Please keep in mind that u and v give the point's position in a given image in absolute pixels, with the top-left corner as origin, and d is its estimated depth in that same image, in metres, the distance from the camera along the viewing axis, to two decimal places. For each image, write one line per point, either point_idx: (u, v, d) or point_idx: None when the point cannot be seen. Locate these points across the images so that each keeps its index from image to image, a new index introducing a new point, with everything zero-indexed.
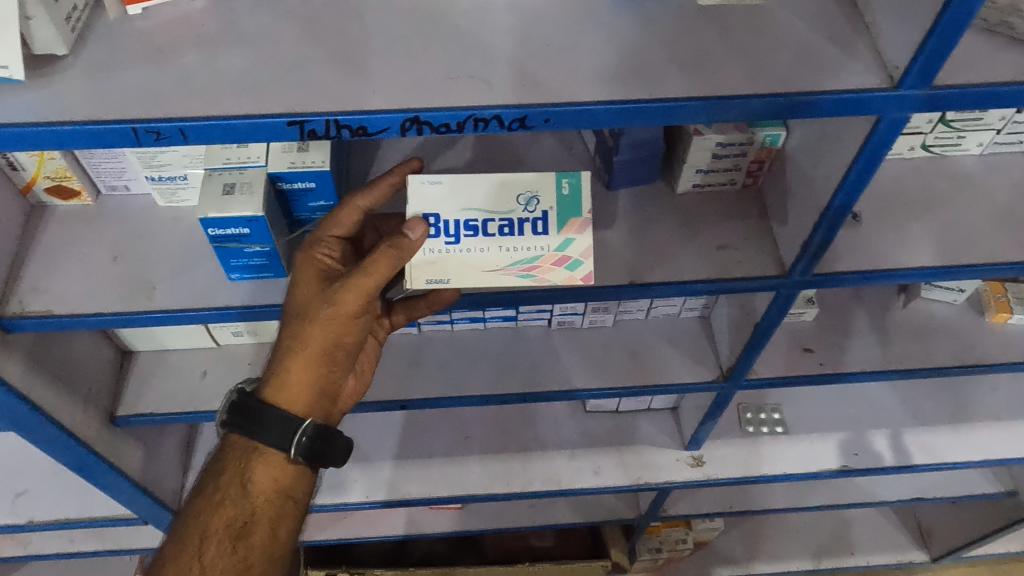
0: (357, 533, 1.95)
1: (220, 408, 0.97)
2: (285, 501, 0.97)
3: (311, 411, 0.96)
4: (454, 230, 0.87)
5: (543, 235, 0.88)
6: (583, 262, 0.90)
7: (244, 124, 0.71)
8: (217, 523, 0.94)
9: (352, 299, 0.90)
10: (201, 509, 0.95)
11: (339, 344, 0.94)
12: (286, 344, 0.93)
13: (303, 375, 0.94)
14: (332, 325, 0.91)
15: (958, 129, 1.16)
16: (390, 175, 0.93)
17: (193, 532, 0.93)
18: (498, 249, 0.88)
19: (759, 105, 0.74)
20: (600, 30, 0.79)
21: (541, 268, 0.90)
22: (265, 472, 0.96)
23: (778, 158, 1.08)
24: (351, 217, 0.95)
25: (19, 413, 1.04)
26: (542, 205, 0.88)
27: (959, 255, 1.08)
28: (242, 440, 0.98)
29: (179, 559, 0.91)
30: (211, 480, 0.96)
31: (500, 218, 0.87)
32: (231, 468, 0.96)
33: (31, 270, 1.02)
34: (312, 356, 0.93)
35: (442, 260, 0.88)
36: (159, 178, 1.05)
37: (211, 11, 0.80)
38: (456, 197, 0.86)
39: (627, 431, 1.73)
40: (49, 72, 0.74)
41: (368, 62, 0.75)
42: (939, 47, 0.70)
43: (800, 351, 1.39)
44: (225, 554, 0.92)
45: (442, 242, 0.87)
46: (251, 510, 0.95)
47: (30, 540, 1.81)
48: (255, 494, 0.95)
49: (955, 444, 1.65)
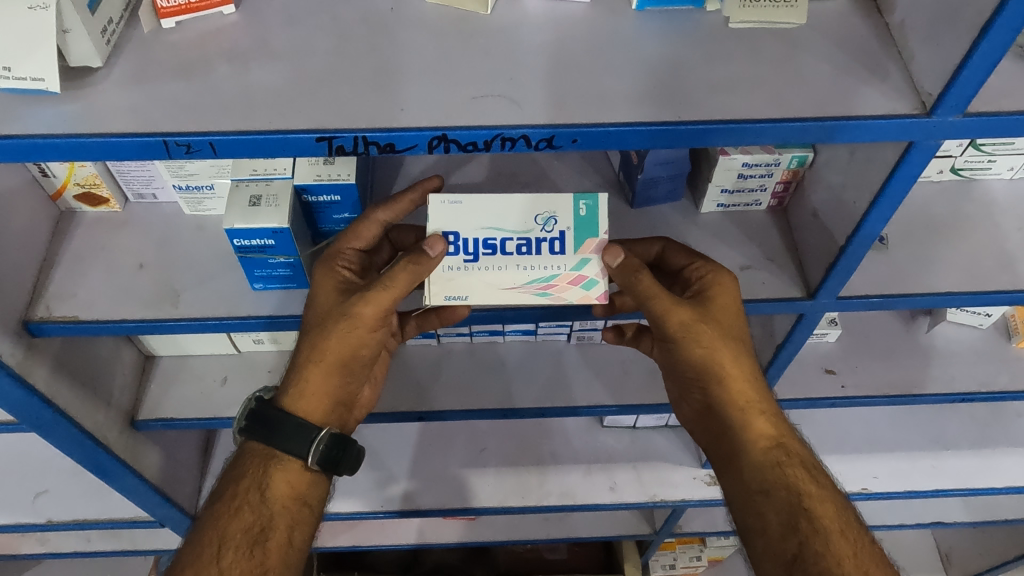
0: (370, 540, 1.96)
1: (236, 416, 0.96)
2: (303, 509, 0.97)
3: (327, 420, 0.98)
4: (473, 248, 0.87)
5: (560, 254, 0.87)
6: (599, 281, 0.88)
7: (275, 140, 0.71)
8: (235, 528, 0.93)
9: (370, 311, 0.90)
10: (219, 514, 0.94)
11: (356, 354, 0.95)
12: (304, 354, 0.94)
13: (321, 384, 0.95)
14: (349, 335, 0.92)
15: (989, 153, 1.14)
16: (411, 192, 0.93)
17: (210, 537, 0.92)
18: (514, 268, 0.87)
19: (791, 130, 0.73)
20: (628, 51, 0.79)
21: (557, 287, 0.88)
22: (283, 479, 0.96)
23: (805, 179, 1.06)
24: (371, 230, 0.94)
25: (42, 416, 1.05)
26: (560, 225, 0.87)
27: (986, 282, 1.07)
28: (261, 448, 0.97)
29: (199, 561, 0.90)
30: (229, 487, 0.95)
31: (517, 238, 0.87)
32: (251, 473, 0.96)
33: (59, 276, 1.04)
34: (330, 366, 0.94)
35: (457, 278, 0.88)
36: (186, 187, 1.06)
37: (244, 26, 0.81)
38: (477, 217, 0.87)
39: (644, 448, 1.72)
40: (84, 83, 0.75)
41: (397, 78, 0.76)
42: (973, 75, 0.69)
43: (822, 372, 1.38)
44: (243, 559, 0.91)
45: (461, 259, 0.87)
46: (268, 516, 0.94)
47: (48, 538, 1.83)
48: (272, 500, 0.95)
49: (979, 471, 1.62)
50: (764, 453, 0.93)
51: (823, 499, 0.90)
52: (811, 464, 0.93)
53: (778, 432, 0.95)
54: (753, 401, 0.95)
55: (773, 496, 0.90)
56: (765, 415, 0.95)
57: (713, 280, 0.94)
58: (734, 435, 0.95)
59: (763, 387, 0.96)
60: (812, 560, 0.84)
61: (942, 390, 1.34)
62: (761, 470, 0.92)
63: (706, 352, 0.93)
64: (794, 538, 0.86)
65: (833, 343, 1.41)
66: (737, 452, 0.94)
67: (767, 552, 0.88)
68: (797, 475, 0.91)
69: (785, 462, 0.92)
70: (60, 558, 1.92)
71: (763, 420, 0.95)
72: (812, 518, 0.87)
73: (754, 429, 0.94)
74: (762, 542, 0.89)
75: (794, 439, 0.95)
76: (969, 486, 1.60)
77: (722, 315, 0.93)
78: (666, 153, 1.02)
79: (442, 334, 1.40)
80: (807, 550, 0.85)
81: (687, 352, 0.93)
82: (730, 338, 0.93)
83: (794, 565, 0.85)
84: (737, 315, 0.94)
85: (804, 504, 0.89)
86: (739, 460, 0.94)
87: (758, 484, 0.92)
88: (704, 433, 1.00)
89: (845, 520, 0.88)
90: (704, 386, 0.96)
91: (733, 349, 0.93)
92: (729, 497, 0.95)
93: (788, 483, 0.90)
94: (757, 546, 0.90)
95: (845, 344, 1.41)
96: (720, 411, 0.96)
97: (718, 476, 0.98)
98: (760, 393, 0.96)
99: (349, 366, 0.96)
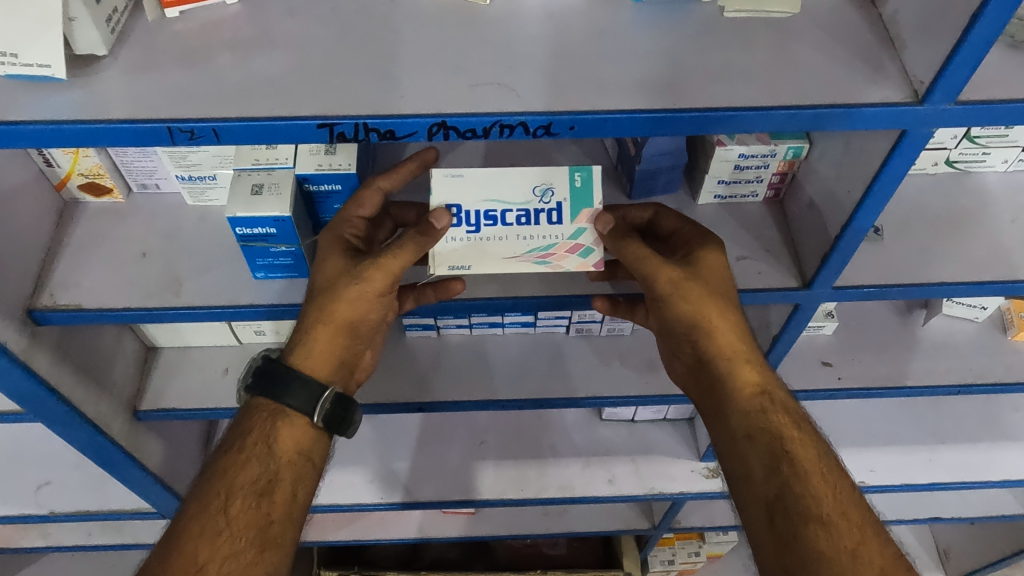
0: (370, 534, 1.97)
1: (244, 373, 0.99)
2: (306, 464, 0.98)
3: (333, 378, 1.00)
4: (475, 220, 0.90)
5: (558, 224, 0.90)
6: (594, 250, 0.92)
7: (277, 126, 0.73)
8: (243, 480, 0.93)
9: (380, 279, 0.92)
10: (226, 466, 0.93)
11: (362, 318, 0.97)
12: (312, 316, 0.95)
13: (329, 345, 0.97)
14: (357, 300, 0.94)
15: (983, 145, 1.16)
16: (411, 162, 0.97)
17: (218, 488, 0.91)
18: (514, 238, 0.90)
19: (785, 118, 0.75)
20: (625, 40, 0.81)
21: (555, 256, 0.91)
22: (290, 434, 0.97)
23: (800, 171, 1.08)
24: (374, 199, 0.96)
25: (46, 403, 1.06)
26: (557, 196, 0.90)
27: (980, 271, 1.08)
28: (267, 404, 0.98)
29: (204, 512, 0.89)
30: (235, 441, 0.95)
31: (517, 209, 0.89)
32: (258, 428, 0.96)
33: (63, 265, 1.05)
34: (338, 327, 0.96)
35: (460, 248, 0.90)
36: (189, 177, 1.08)
37: (246, 16, 0.83)
38: (478, 189, 0.89)
39: (642, 441, 1.74)
40: (89, 71, 0.76)
41: (397, 67, 0.77)
42: (964, 63, 0.71)
43: (819, 364, 1.39)
44: (250, 509, 0.91)
45: (463, 231, 0.90)
46: (274, 469, 0.95)
47: (50, 531, 1.84)
48: (279, 454, 0.95)
49: (978, 465, 1.62)
50: (750, 399, 0.95)
51: (805, 444, 0.92)
52: (795, 411, 0.95)
53: (763, 379, 0.96)
54: (740, 350, 0.97)
55: (757, 441, 0.92)
56: (750, 364, 0.97)
57: (703, 242, 0.97)
58: (721, 384, 0.96)
59: (748, 336, 0.97)
60: (793, 500, 0.87)
61: (938, 382, 1.35)
62: (747, 417, 0.94)
63: (694, 307, 0.94)
64: (776, 480, 0.89)
65: (830, 335, 1.42)
66: (724, 401, 0.96)
67: (751, 495, 0.91)
68: (780, 420, 0.93)
69: (769, 408, 0.94)
70: (62, 552, 1.93)
71: (749, 368, 0.96)
72: (793, 461, 0.89)
73: (740, 377, 0.96)
74: (745, 486, 0.92)
75: (779, 386, 0.97)
76: (966, 480, 1.61)
77: (709, 270, 0.95)
78: (663, 144, 1.03)
79: (442, 326, 1.42)
80: (788, 491, 0.88)
81: (675, 309, 0.95)
82: (717, 292, 0.95)
83: (775, 506, 0.88)
84: (723, 271, 0.96)
85: (786, 447, 0.91)
86: (726, 408, 0.96)
87: (743, 430, 0.93)
88: (694, 387, 1.02)
89: (826, 463, 0.90)
90: (694, 340, 0.97)
91: (719, 302, 0.94)
92: (716, 444, 0.98)
93: (772, 428, 0.92)
94: (741, 489, 0.92)
95: (841, 337, 1.43)
96: (708, 363, 0.97)
97: (706, 426, 0.99)
98: (747, 343, 0.97)
99: (356, 329, 0.98)
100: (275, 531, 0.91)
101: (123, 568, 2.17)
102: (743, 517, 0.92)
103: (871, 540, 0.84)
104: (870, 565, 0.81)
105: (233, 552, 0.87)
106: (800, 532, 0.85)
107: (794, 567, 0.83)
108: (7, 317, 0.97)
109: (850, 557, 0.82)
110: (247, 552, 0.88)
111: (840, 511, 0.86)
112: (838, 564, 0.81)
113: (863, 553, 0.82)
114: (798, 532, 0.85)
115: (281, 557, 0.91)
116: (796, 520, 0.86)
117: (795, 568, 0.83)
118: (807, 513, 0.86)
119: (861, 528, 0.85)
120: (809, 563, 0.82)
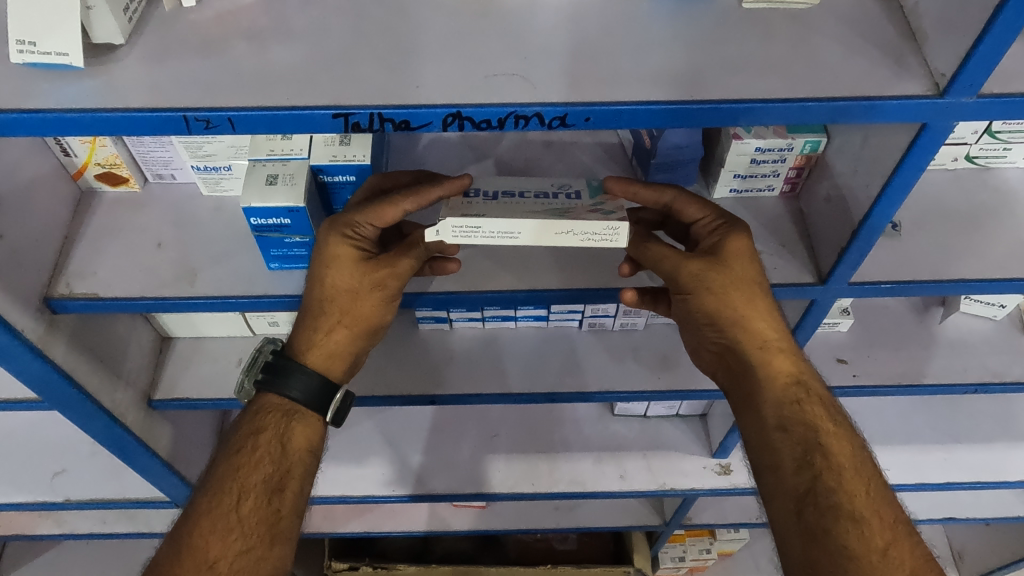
0: (381, 526, 1.98)
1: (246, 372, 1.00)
2: (314, 459, 1.01)
3: (346, 377, 1.05)
4: (492, 194, 0.89)
5: (577, 199, 0.88)
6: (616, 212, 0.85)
7: (291, 115, 0.72)
8: (256, 478, 0.95)
9: (397, 283, 0.98)
10: (239, 464, 0.96)
11: (381, 321, 1.03)
12: (331, 318, 0.99)
13: (346, 344, 1.02)
14: (379, 305, 1.00)
15: (1004, 140, 1.15)
16: (438, 189, 0.89)
17: (231, 486, 0.94)
18: (532, 204, 0.86)
19: (802, 109, 0.74)
20: (642, 33, 0.80)
21: (575, 213, 0.84)
22: (303, 433, 1.00)
23: (817, 165, 1.07)
24: (393, 215, 0.92)
25: (60, 390, 1.07)
26: (575, 187, 0.92)
27: (1002, 266, 1.06)
28: (279, 403, 1.00)
29: (215, 511, 0.92)
30: (249, 439, 0.97)
31: (534, 191, 0.90)
32: (271, 427, 0.98)
33: (79, 254, 1.06)
34: (357, 328, 1.01)
35: (475, 207, 0.85)
36: (204, 168, 1.08)
37: (262, 6, 0.83)
38: (496, 181, 0.92)
39: (654, 437, 1.74)
40: (106, 59, 0.77)
41: (414, 57, 0.77)
42: (987, 55, 0.70)
43: (834, 361, 1.38)
44: (262, 506, 0.94)
45: (480, 198, 0.87)
46: (287, 468, 0.98)
47: (65, 519, 1.86)
48: (291, 453, 0.98)
49: (995, 463, 1.61)
50: (784, 389, 0.95)
51: (840, 438, 0.92)
52: (827, 402, 0.96)
53: (797, 368, 0.97)
54: (772, 339, 0.96)
55: (791, 433, 0.93)
56: (783, 353, 0.96)
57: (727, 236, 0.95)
58: (754, 373, 0.96)
59: (781, 326, 0.97)
60: (824, 495, 0.88)
61: (956, 379, 1.33)
62: (780, 405, 0.94)
63: (726, 294, 0.94)
64: (808, 472, 0.90)
65: (845, 331, 1.42)
66: (757, 390, 0.96)
67: (780, 486, 0.92)
68: (814, 413, 0.94)
69: (803, 399, 0.95)
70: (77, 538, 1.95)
71: (782, 358, 0.96)
72: (826, 454, 0.90)
73: (772, 366, 0.96)
74: (774, 477, 0.92)
75: (812, 375, 0.98)
76: (982, 479, 1.60)
77: (736, 260, 0.93)
78: (680, 134, 1.02)
79: (454, 319, 1.42)
80: (820, 485, 0.88)
81: (701, 297, 0.94)
82: (751, 282, 0.94)
83: (805, 499, 0.89)
84: (755, 261, 0.94)
85: (820, 440, 0.92)
86: (757, 396, 0.96)
87: (776, 420, 0.94)
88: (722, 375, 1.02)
89: (859, 459, 0.92)
90: (723, 328, 0.96)
91: (746, 291, 0.94)
92: (744, 432, 0.98)
93: (806, 420, 0.93)
94: (769, 478, 0.93)
95: (856, 334, 1.42)
96: (740, 351, 0.97)
97: (733, 414, 1.00)
98: (780, 333, 0.97)
99: (374, 331, 1.04)
100: (284, 527, 0.94)
101: (138, 557, 2.20)
102: (767, 503, 0.93)
103: (903, 541, 0.86)
104: (901, 565, 0.84)
105: (244, 549, 0.90)
106: (830, 526, 0.86)
107: (822, 560, 0.84)
108: (23, 304, 0.97)
109: (881, 555, 0.84)
110: (256, 549, 0.91)
111: (873, 510, 0.87)
112: (869, 563, 0.83)
113: (894, 552, 0.85)
114: (828, 527, 0.86)
115: (289, 550, 0.94)
116: (826, 515, 0.87)
117: (824, 562, 0.84)
118: (837, 509, 0.86)
119: (893, 528, 0.87)
120: (836, 560, 0.84)
